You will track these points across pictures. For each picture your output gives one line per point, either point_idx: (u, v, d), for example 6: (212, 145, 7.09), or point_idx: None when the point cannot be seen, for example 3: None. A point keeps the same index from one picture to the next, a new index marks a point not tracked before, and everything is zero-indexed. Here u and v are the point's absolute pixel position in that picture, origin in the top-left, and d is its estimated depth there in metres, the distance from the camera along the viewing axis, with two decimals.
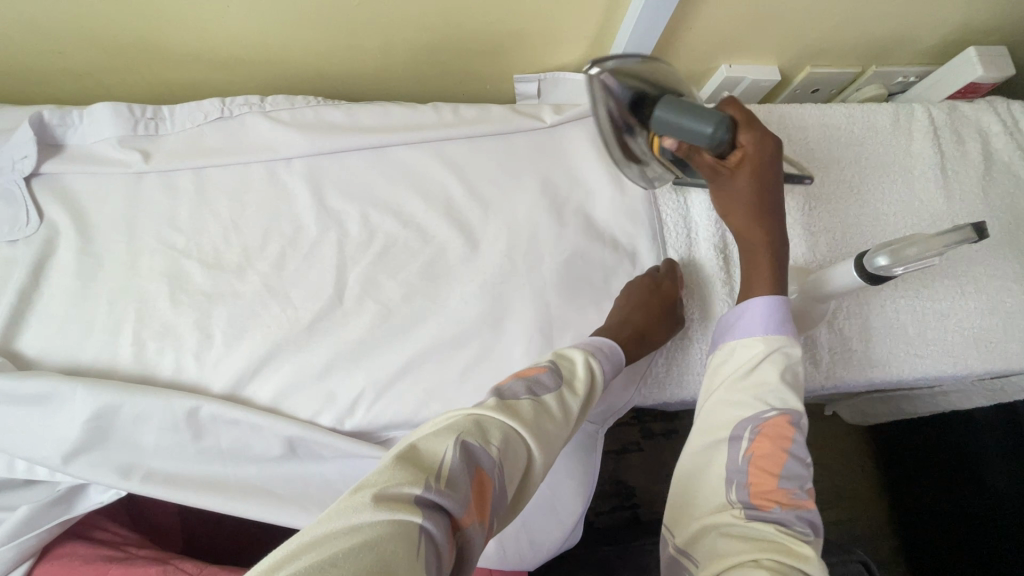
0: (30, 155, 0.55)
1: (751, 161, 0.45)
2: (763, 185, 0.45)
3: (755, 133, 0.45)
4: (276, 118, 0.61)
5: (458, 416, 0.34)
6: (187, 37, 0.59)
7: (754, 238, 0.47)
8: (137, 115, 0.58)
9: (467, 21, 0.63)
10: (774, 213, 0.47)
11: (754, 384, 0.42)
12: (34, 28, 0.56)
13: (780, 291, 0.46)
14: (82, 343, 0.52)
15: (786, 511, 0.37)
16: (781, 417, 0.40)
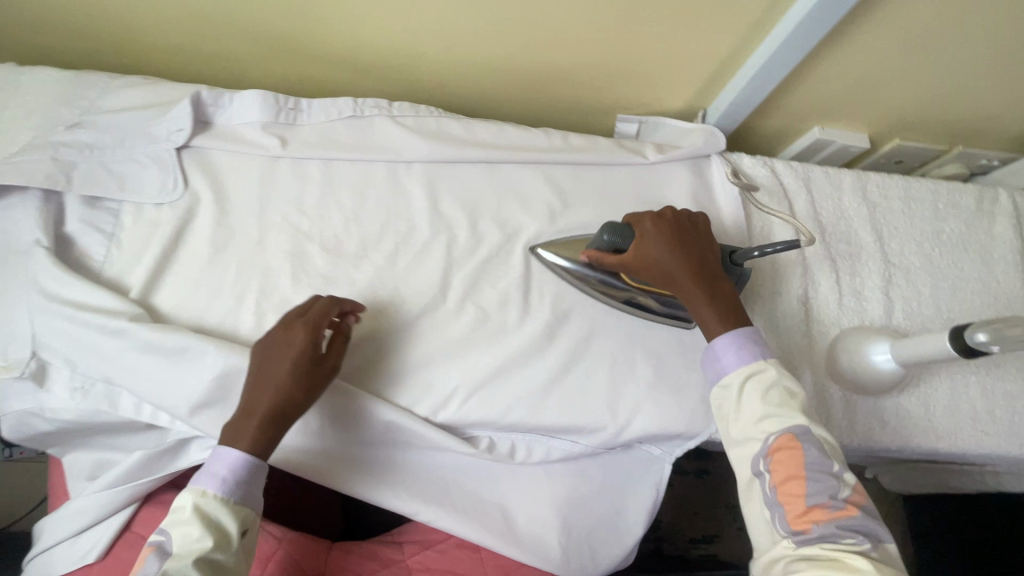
0: (185, 128, 0.60)
1: (650, 240, 0.56)
2: (664, 249, 0.55)
3: (647, 221, 0.58)
4: (402, 123, 0.66)
5: None
6: (337, 40, 0.65)
7: (686, 286, 0.55)
8: (281, 104, 0.63)
9: (589, 57, 0.68)
10: (693, 261, 0.55)
11: (752, 418, 0.49)
12: (209, 16, 0.62)
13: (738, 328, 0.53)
14: (209, 306, 0.56)
15: (825, 524, 0.44)
16: (781, 440, 0.47)
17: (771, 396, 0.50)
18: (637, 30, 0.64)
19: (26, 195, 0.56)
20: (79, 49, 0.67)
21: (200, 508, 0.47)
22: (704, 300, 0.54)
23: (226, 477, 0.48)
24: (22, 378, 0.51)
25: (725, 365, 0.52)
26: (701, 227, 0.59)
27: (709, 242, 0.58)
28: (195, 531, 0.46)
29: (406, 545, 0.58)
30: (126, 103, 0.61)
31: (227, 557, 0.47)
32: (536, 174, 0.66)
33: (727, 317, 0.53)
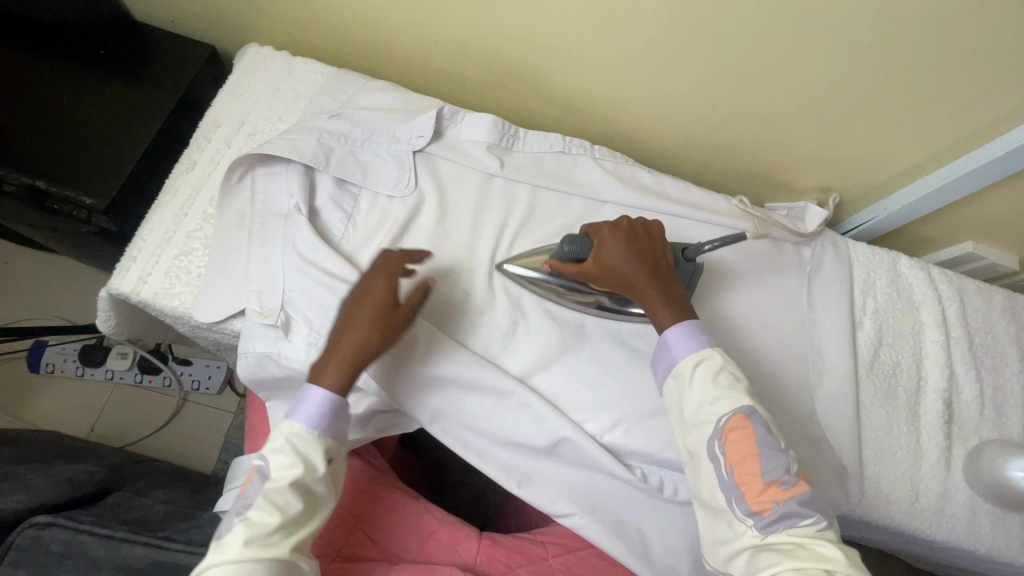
0: (425, 136, 0.68)
1: (604, 250, 0.59)
2: (620, 255, 0.58)
3: (605, 233, 0.60)
4: (603, 166, 0.74)
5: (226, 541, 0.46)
6: (561, 84, 0.76)
7: (641, 285, 0.58)
8: (504, 130, 0.72)
9: (770, 138, 0.76)
10: (645, 264, 0.58)
11: (703, 401, 0.52)
12: (465, 43, 0.74)
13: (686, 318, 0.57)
14: (422, 293, 0.63)
15: (784, 504, 0.47)
16: (732, 420, 0.50)
17: (720, 379, 0.53)
18: (831, 127, 0.72)
19: (287, 168, 0.64)
20: (345, 51, 0.80)
21: (293, 441, 0.49)
22: (656, 297, 0.57)
23: (318, 410, 0.50)
24: (272, 326, 0.58)
25: (676, 355, 0.55)
26: (653, 232, 0.62)
27: (663, 249, 0.61)
28: (286, 461, 0.48)
29: (548, 546, 0.62)
30: (378, 104, 0.70)
31: (317, 485, 0.49)
32: (713, 234, 0.72)
33: (678, 310, 0.57)
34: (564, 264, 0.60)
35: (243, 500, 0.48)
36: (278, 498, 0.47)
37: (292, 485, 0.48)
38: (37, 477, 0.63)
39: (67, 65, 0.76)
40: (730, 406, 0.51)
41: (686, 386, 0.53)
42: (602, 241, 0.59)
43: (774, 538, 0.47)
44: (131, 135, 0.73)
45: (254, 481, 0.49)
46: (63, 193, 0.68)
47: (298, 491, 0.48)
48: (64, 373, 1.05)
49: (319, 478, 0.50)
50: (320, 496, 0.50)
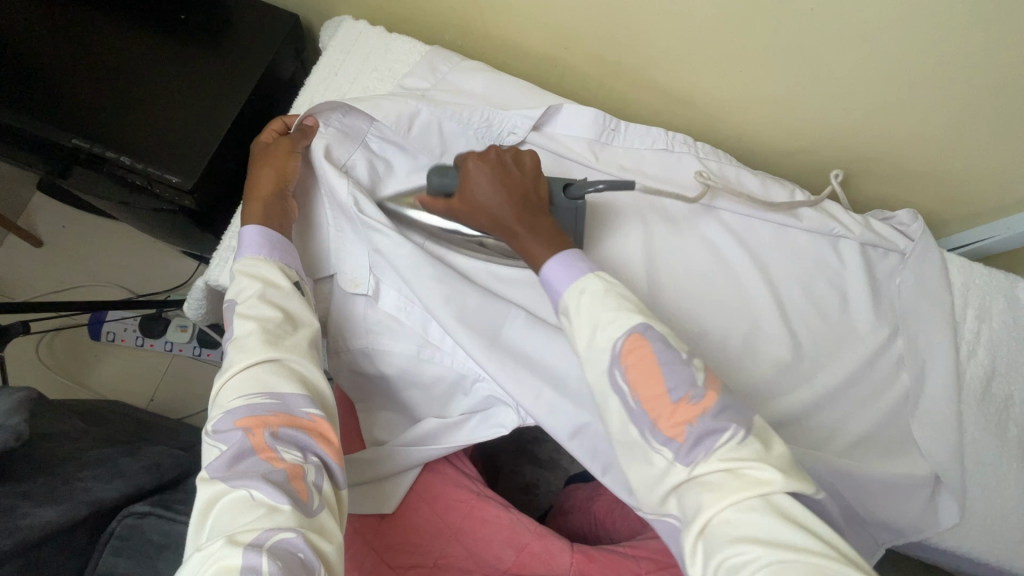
0: (518, 134, 0.65)
1: (464, 186, 0.53)
2: (482, 187, 0.52)
3: (469, 166, 0.54)
4: (707, 165, 0.69)
5: (234, 378, 0.47)
6: (666, 76, 0.71)
7: (507, 222, 0.52)
8: (604, 125, 0.67)
9: (890, 148, 0.70)
10: (512, 197, 0.52)
11: (593, 332, 0.45)
12: (568, 28, 0.69)
13: (551, 240, 0.51)
14: (531, 298, 0.60)
15: (698, 424, 0.41)
16: (628, 342, 0.44)
17: (607, 300, 0.46)
18: (955, 139, 0.66)
19: (358, 147, 0.62)
20: (439, 27, 0.75)
21: (244, 267, 0.52)
22: (526, 233, 0.51)
23: (258, 240, 0.53)
24: (363, 295, 0.60)
25: (559, 289, 0.49)
26: (526, 165, 0.55)
27: (534, 180, 0.55)
28: (246, 283, 0.51)
29: (642, 560, 0.60)
30: (476, 88, 0.66)
31: (295, 307, 0.51)
32: (818, 247, 0.68)
33: (551, 243, 0.50)
34: (433, 200, 0.56)
35: (229, 330, 0.50)
36: (254, 312, 0.49)
37: (260, 297, 0.50)
38: (127, 461, 0.62)
39: (145, 33, 0.72)
40: (623, 327, 0.45)
41: (575, 315, 0.47)
42: (465, 175, 0.53)
43: (700, 468, 0.41)
44: (212, 109, 0.70)
45: (228, 313, 0.51)
46: (151, 171, 0.65)
47: (271, 303, 0.50)
48: (125, 342, 1.04)
49: (286, 294, 0.52)
50: (299, 315, 0.51)
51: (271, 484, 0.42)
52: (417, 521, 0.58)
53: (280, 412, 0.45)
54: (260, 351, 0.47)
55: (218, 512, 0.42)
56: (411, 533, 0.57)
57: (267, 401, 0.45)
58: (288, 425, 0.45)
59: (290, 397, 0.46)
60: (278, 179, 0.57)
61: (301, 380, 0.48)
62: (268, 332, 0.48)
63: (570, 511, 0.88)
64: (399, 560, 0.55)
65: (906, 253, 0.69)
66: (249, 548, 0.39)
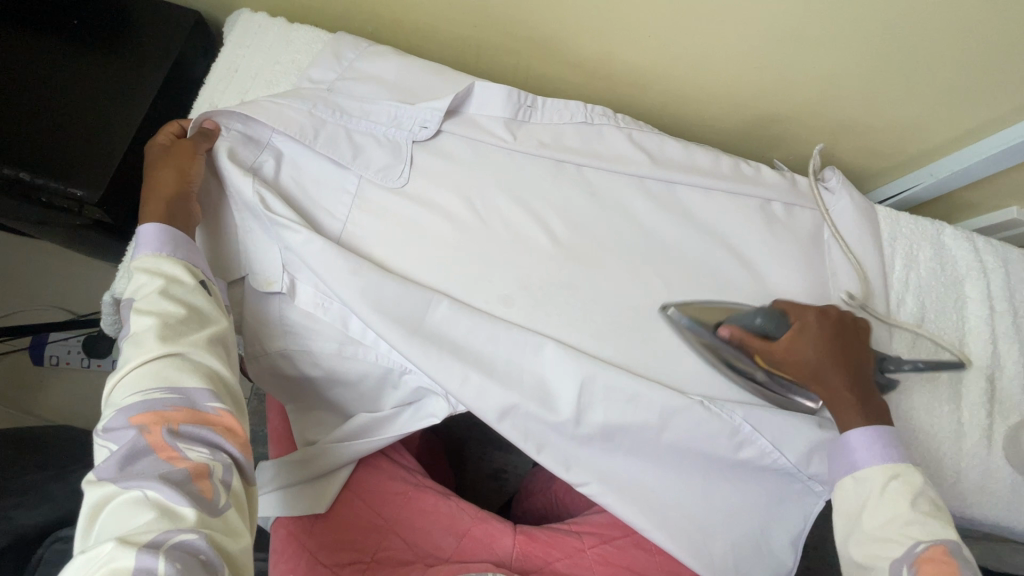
0: (430, 126, 0.63)
1: (800, 340, 0.55)
2: (819, 351, 0.54)
3: (813, 324, 0.56)
4: (629, 135, 0.68)
5: (133, 375, 0.45)
6: (581, 48, 0.70)
7: (836, 390, 0.55)
8: (519, 102, 0.66)
9: (810, 103, 0.70)
10: (841, 362, 0.55)
11: (897, 519, 0.50)
12: (476, 6, 0.67)
13: (866, 413, 0.55)
14: (455, 286, 0.60)
15: None
16: (933, 550, 0.48)
17: (919, 502, 0.50)
18: (872, 89, 0.66)
19: (263, 148, 0.61)
20: (349, 15, 0.73)
21: (145, 265, 0.50)
22: (850, 405, 0.55)
23: (159, 236, 0.52)
24: (278, 292, 0.59)
25: (862, 460, 0.54)
26: (860, 332, 0.58)
27: (863, 348, 0.57)
28: (146, 280, 0.50)
29: (585, 536, 0.60)
30: (385, 74, 0.65)
31: (200, 301, 0.50)
32: (747, 206, 0.67)
33: (868, 415, 0.55)
34: (748, 337, 0.56)
35: (127, 327, 0.48)
36: (154, 307, 0.48)
37: (161, 293, 0.49)
38: (56, 485, 0.60)
39: (39, 41, 0.69)
40: (931, 533, 0.49)
41: (880, 501, 0.51)
42: (801, 329, 0.55)
43: None
44: (116, 117, 0.68)
45: (126, 310, 0.50)
46: (53, 185, 0.63)
47: (174, 298, 0.49)
48: (71, 364, 1.02)
49: (190, 289, 0.50)
50: (206, 310, 0.50)
51: (169, 483, 0.41)
52: (352, 517, 0.58)
53: (181, 408, 0.44)
54: (157, 347, 0.46)
55: (108, 514, 0.40)
56: (347, 531, 0.56)
57: (167, 396, 0.44)
58: (191, 422, 0.44)
59: (194, 393, 0.45)
60: (175, 184, 0.55)
61: (206, 374, 0.47)
62: (168, 328, 0.47)
63: (532, 493, 0.88)
64: (334, 558, 0.54)
65: (831, 208, 0.69)
66: (143, 549, 0.37)
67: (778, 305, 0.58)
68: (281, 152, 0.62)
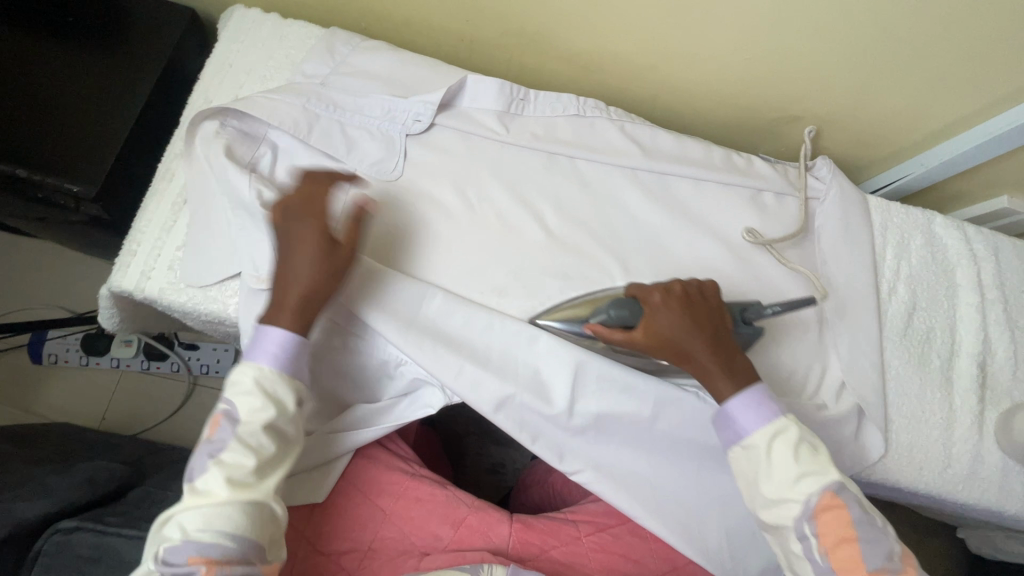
0: (424, 120, 0.64)
1: (653, 324, 0.51)
2: (674, 324, 0.51)
3: (663, 303, 0.52)
4: (621, 127, 0.68)
5: (206, 506, 0.45)
6: (573, 42, 0.70)
7: (701, 362, 0.51)
8: (512, 96, 0.67)
9: (802, 95, 0.70)
10: (703, 333, 0.51)
11: (786, 481, 0.47)
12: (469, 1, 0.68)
13: (743, 379, 0.50)
14: (449, 278, 0.60)
15: None
16: (823, 499, 0.46)
17: (800, 454, 0.47)
18: (862, 79, 0.66)
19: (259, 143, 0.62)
20: (342, 12, 0.74)
21: (261, 382, 0.49)
22: (719, 373, 0.50)
23: (285, 352, 0.50)
24: (270, 289, 0.59)
25: (745, 428, 0.49)
26: (709, 296, 0.54)
27: (721, 313, 0.53)
28: (258, 403, 0.48)
29: (581, 524, 0.61)
30: (378, 68, 0.65)
31: (286, 426, 0.49)
32: (739, 196, 0.67)
33: (734, 376, 0.50)
34: (612, 333, 0.52)
35: (211, 444, 0.47)
36: (250, 439, 0.47)
37: (264, 428, 0.48)
38: (55, 479, 0.60)
39: (33, 38, 0.70)
40: (820, 482, 0.47)
41: (766, 463, 0.48)
42: (656, 312, 0.51)
43: None
44: (112, 112, 0.68)
45: (222, 427, 0.48)
46: (49, 181, 0.63)
47: (260, 389, 0.48)
48: (69, 363, 1.02)
49: (289, 419, 0.50)
50: (291, 437, 0.50)
51: None
52: (349, 507, 0.58)
53: (233, 555, 0.44)
54: (235, 490, 0.45)
55: None
56: (344, 521, 0.57)
57: (229, 545, 0.44)
58: (240, 566, 0.44)
59: (248, 542, 0.45)
60: (310, 264, 0.51)
61: (264, 520, 0.47)
62: (244, 480, 0.46)
63: (530, 486, 0.89)
64: (333, 546, 0.56)
65: (823, 198, 0.70)
66: None
67: (629, 292, 0.54)
68: (276, 146, 0.62)
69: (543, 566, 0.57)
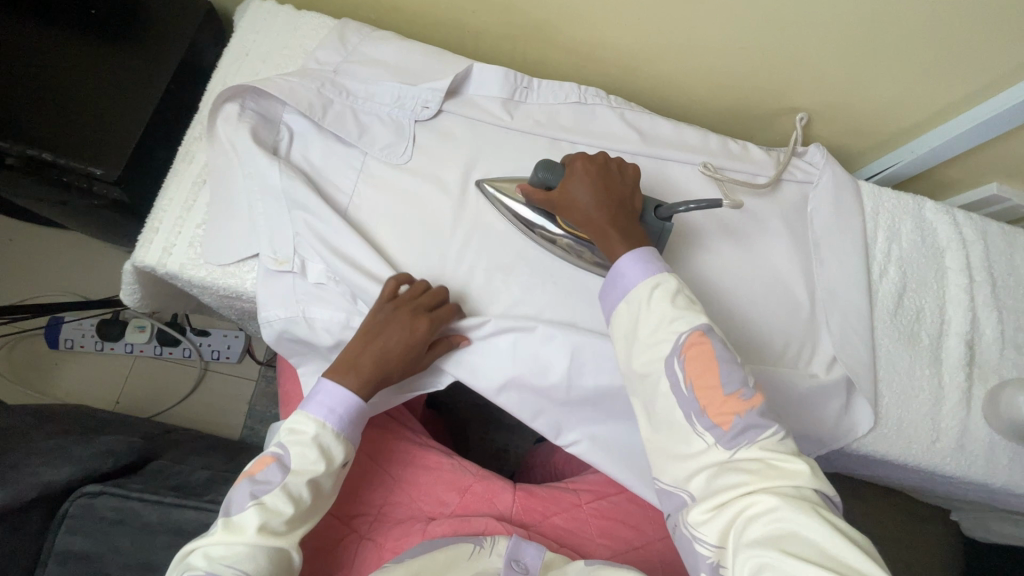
0: (432, 106, 0.66)
1: (567, 187, 0.56)
2: (586, 189, 0.55)
3: (584, 168, 0.56)
4: (620, 114, 0.71)
5: (239, 540, 0.48)
6: (574, 33, 0.73)
7: (598, 221, 0.54)
8: (516, 84, 0.70)
9: (797, 85, 0.73)
10: (609, 201, 0.55)
11: (661, 321, 0.49)
12: None
13: (636, 243, 0.53)
14: (455, 256, 0.63)
15: (744, 417, 0.44)
16: (691, 336, 0.47)
17: (678, 301, 0.50)
18: (854, 69, 0.69)
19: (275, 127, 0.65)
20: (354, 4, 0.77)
21: (318, 436, 0.52)
22: (613, 232, 0.53)
23: (340, 411, 0.53)
24: (289, 272, 0.61)
25: (628, 282, 0.51)
26: (628, 177, 0.58)
27: (633, 192, 0.57)
28: (309, 453, 0.51)
29: (582, 493, 0.63)
30: (388, 57, 0.68)
31: (326, 482, 0.53)
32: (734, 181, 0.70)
33: (628, 239, 0.53)
34: (533, 192, 0.58)
35: (255, 483, 0.50)
36: (294, 489, 0.50)
37: (309, 481, 0.51)
38: (79, 448, 0.63)
39: (57, 28, 0.73)
40: (688, 323, 0.48)
41: (645, 310, 0.50)
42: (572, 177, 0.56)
43: (741, 453, 0.43)
44: (133, 100, 0.71)
45: (268, 468, 0.51)
46: (73, 165, 0.66)
47: (316, 444, 0.52)
48: (84, 348, 1.05)
49: (329, 477, 0.53)
50: (327, 495, 0.53)
51: None
52: (360, 474, 0.61)
53: None
54: (271, 537, 0.48)
55: None
56: (355, 487, 0.60)
57: None
58: None
59: None
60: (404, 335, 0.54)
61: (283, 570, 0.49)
62: (281, 527, 0.49)
63: (533, 467, 0.91)
64: (344, 510, 0.59)
65: (817, 183, 0.72)
66: None
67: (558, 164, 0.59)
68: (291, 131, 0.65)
69: (545, 531, 0.59)
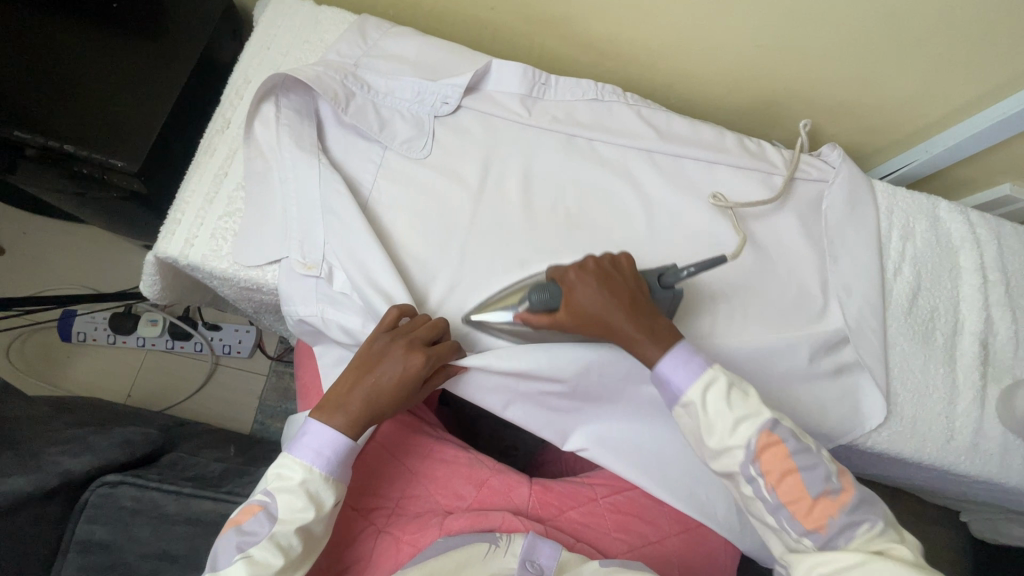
0: (451, 102, 0.67)
1: (575, 304, 0.53)
2: (596, 298, 0.53)
3: (586, 282, 0.54)
4: (637, 111, 0.71)
5: None
6: (593, 30, 0.74)
7: (627, 332, 0.53)
8: (535, 80, 0.70)
9: (813, 83, 0.73)
10: (623, 303, 0.53)
11: (727, 431, 0.51)
12: None
13: (665, 334, 0.53)
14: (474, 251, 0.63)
15: (838, 518, 0.48)
16: (760, 440, 0.50)
17: (733, 400, 0.51)
18: (872, 68, 0.69)
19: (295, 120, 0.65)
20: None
21: (307, 484, 0.51)
22: (649, 341, 0.53)
23: (327, 454, 0.51)
24: (315, 277, 0.61)
25: (679, 387, 0.52)
26: (624, 267, 0.56)
27: (637, 284, 0.55)
28: (296, 502, 0.50)
29: (597, 487, 0.63)
30: (408, 52, 0.69)
31: (318, 526, 0.51)
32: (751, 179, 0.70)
33: (662, 340, 0.53)
34: (535, 317, 0.54)
35: (243, 535, 0.50)
36: (283, 538, 0.50)
37: (297, 530, 0.50)
38: (97, 439, 0.64)
39: (77, 20, 0.73)
40: (756, 423, 0.50)
41: (705, 415, 0.51)
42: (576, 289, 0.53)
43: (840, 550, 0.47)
44: (152, 92, 0.71)
45: (256, 517, 0.50)
46: (93, 156, 0.66)
47: (305, 491, 0.50)
48: (97, 341, 1.06)
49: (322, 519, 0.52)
50: (320, 535, 0.52)
51: None
52: (378, 466, 0.61)
53: None
54: None
55: None
56: (372, 479, 0.60)
57: None
58: None
59: None
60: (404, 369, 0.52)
61: None
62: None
63: (544, 463, 0.92)
64: (361, 501, 0.59)
65: (832, 182, 0.72)
66: None
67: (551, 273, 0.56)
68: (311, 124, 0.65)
69: (561, 525, 0.60)
